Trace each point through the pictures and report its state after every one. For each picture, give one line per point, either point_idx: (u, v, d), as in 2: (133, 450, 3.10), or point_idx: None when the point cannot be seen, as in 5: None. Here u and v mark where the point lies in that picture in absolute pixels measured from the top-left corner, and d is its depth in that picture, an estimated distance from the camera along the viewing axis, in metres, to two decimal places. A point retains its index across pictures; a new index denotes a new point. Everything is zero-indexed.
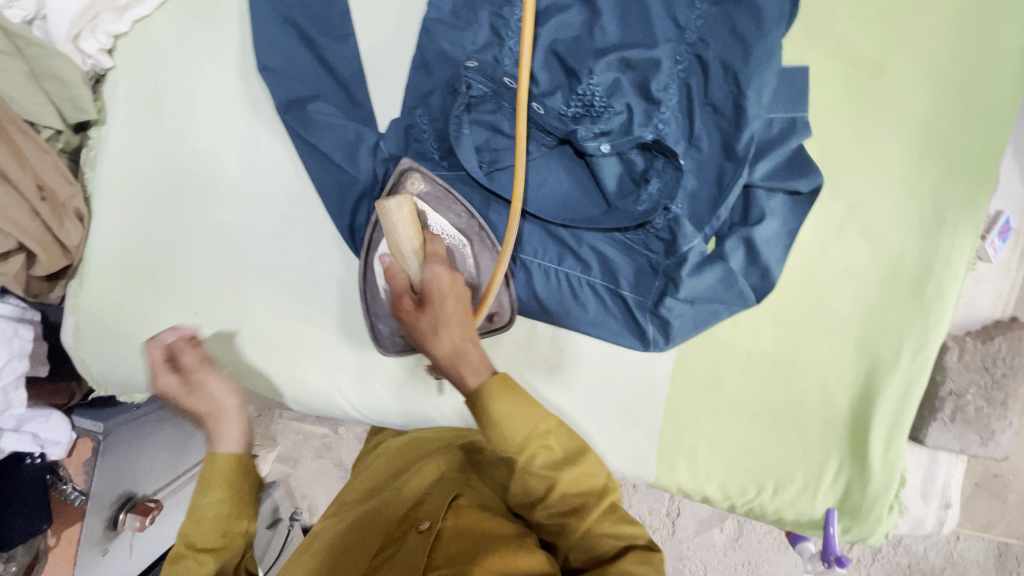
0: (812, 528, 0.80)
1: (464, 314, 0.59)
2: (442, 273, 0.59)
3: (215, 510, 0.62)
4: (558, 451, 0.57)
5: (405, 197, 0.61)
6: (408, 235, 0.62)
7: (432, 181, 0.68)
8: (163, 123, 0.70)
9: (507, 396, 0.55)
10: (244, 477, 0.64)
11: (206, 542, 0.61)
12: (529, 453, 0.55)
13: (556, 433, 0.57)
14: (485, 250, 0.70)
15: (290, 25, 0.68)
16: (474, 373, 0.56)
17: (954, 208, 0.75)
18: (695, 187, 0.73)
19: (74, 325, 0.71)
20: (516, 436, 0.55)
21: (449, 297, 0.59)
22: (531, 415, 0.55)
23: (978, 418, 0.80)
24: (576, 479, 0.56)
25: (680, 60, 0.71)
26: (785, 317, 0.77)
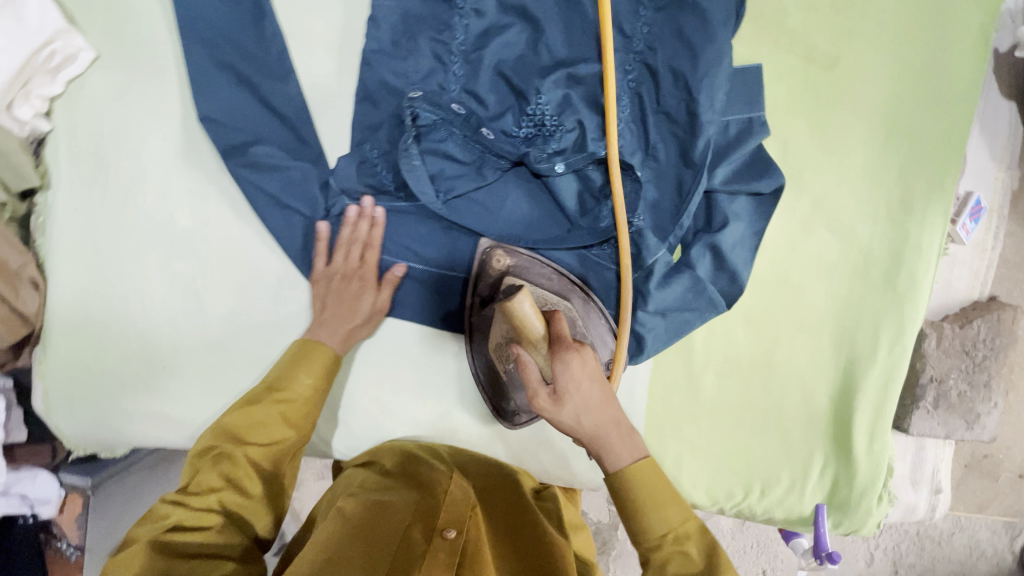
0: (802, 525, 0.79)
1: (602, 390, 0.56)
2: (572, 358, 0.56)
3: (302, 390, 0.65)
4: (696, 562, 0.55)
5: (526, 290, 0.58)
6: (533, 319, 0.58)
7: (517, 254, 0.71)
8: (109, 181, 0.68)
9: (654, 485, 0.56)
10: (331, 374, 0.67)
11: (293, 415, 0.65)
12: (664, 557, 0.56)
13: (696, 542, 0.57)
14: (590, 309, 0.72)
15: (225, 69, 0.66)
16: (619, 457, 0.56)
17: (922, 194, 0.73)
18: (656, 197, 0.72)
19: (43, 391, 0.71)
20: (658, 529, 0.56)
21: (583, 379, 0.55)
22: (674, 514, 0.57)
23: (961, 402, 0.80)
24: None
25: (630, 70, 0.69)
26: (758, 320, 0.76)
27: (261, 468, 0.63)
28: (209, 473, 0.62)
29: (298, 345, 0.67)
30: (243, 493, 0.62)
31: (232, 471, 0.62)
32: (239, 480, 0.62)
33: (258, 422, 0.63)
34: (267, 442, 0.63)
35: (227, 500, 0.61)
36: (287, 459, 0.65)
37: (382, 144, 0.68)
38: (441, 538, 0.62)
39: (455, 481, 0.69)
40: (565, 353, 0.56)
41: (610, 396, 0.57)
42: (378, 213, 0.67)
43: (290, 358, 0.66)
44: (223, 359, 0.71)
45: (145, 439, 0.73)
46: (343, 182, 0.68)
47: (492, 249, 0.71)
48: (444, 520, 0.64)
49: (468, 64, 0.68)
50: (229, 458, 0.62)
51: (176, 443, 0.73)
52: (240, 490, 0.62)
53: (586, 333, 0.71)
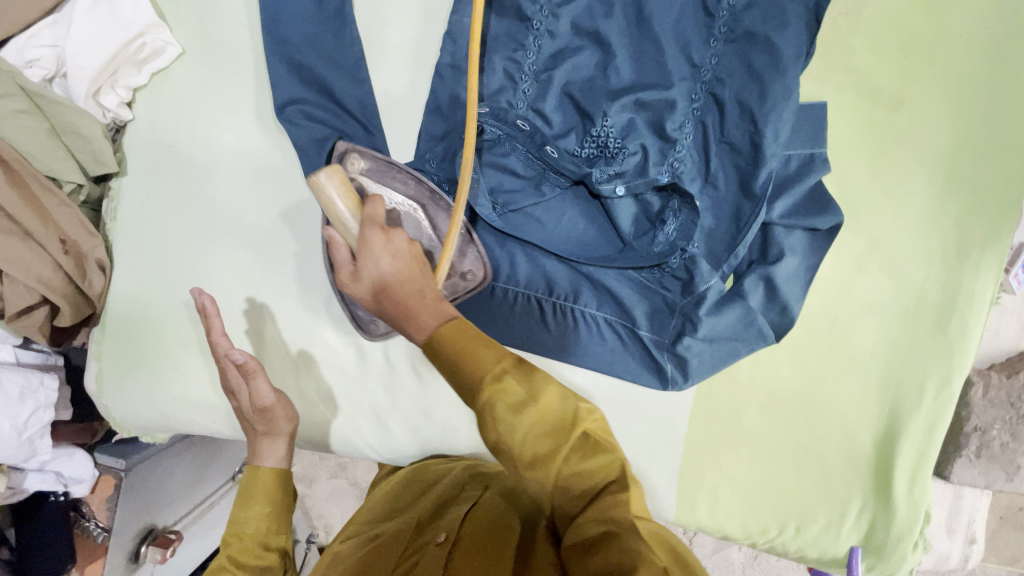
0: (835, 565, 0.78)
1: (400, 263, 0.52)
2: (373, 234, 0.52)
3: (256, 522, 0.64)
4: (518, 391, 0.45)
5: (326, 169, 0.58)
6: (344, 208, 0.58)
7: (371, 156, 0.67)
8: (183, 172, 0.70)
9: (461, 344, 0.47)
10: (281, 491, 0.67)
11: (248, 556, 0.62)
12: (483, 405, 0.45)
13: (514, 369, 0.46)
14: (441, 211, 0.67)
15: (301, 70, 0.68)
16: (423, 325, 0.50)
17: (979, 241, 0.73)
18: (711, 225, 0.73)
19: (97, 373, 0.73)
20: (472, 369, 0.46)
21: (382, 253, 0.52)
22: (484, 355, 0.46)
23: (1004, 453, 0.79)
24: (541, 422, 0.45)
25: (696, 99, 0.70)
26: (805, 355, 0.76)
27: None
28: None
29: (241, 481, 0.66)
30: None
31: None
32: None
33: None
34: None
35: None
36: None
37: (441, 157, 0.69)
38: (433, 544, 0.58)
39: (460, 498, 0.67)
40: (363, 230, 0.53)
41: (414, 268, 0.52)
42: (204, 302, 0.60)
43: (240, 498, 0.66)
44: (273, 351, 0.73)
45: (192, 425, 0.74)
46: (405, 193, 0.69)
47: (348, 150, 0.68)
48: (437, 532, 0.60)
49: (538, 84, 0.70)
50: None
51: (221, 432, 0.75)
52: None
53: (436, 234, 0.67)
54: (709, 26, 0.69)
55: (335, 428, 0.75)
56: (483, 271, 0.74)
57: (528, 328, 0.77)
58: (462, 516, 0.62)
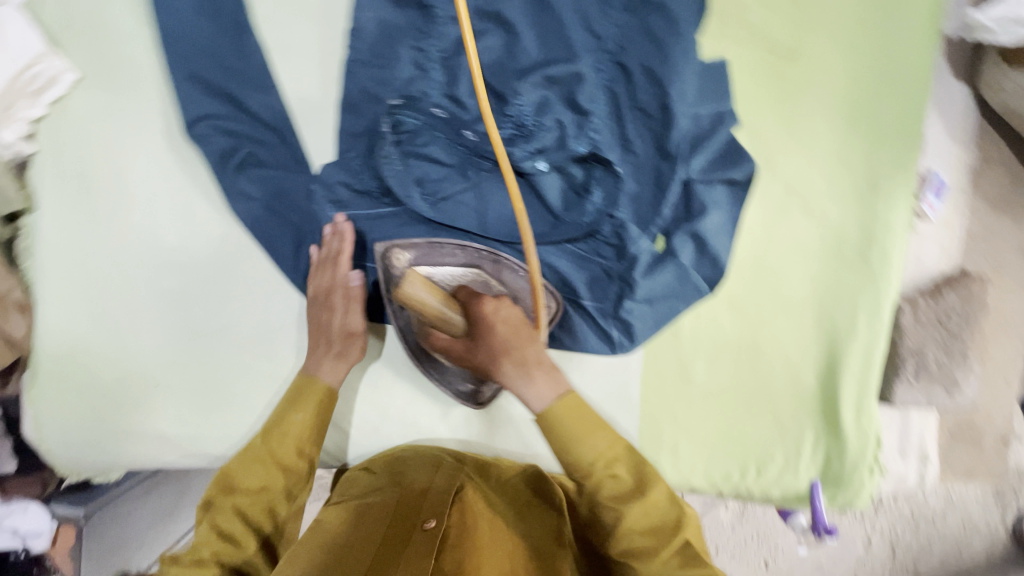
0: (800, 502, 0.81)
1: (514, 331, 0.65)
2: (486, 304, 0.65)
3: (295, 430, 0.66)
4: (626, 480, 0.63)
5: (414, 270, 0.63)
6: (440, 302, 0.64)
7: (411, 244, 0.70)
8: (98, 201, 0.69)
9: (579, 418, 0.63)
10: (325, 413, 0.67)
11: (285, 457, 0.65)
12: (596, 483, 0.62)
13: (624, 463, 0.64)
14: (502, 266, 0.71)
15: (206, 84, 0.67)
16: (540, 392, 0.64)
17: (887, 174, 0.77)
18: (636, 189, 0.74)
19: (34, 418, 0.71)
20: (587, 457, 0.63)
21: (495, 322, 0.64)
22: (599, 443, 0.63)
23: (941, 372, 0.82)
24: (645, 511, 0.62)
25: (603, 69, 0.72)
26: (742, 303, 0.78)
27: (255, 517, 0.64)
28: (203, 525, 0.64)
29: (294, 385, 0.68)
30: (236, 544, 0.63)
31: (223, 522, 0.64)
32: (233, 532, 0.63)
33: (249, 467, 0.65)
34: (257, 487, 0.65)
35: (223, 555, 0.63)
36: (282, 504, 0.66)
37: (364, 154, 0.70)
38: (421, 531, 0.57)
39: (439, 479, 0.67)
40: (472, 309, 0.65)
41: (530, 336, 0.65)
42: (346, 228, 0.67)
43: (289, 398, 0.67)
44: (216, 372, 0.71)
45: (141, 459, 0.72)
46: (331, 194, 0.70)
47: (388, 249, 0.70)
48: (423, 517, 0.60)
49: (446, 70, 0.69)
50: (220, 509, 0.64)
51: (173, 462, 0.72)
52: (235, 542, 0.63)
53: (509, 289, 0.71)
54: None
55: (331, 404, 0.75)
56: (555, 301, 0.76)
57: None
58: (447, 501, 0.62)
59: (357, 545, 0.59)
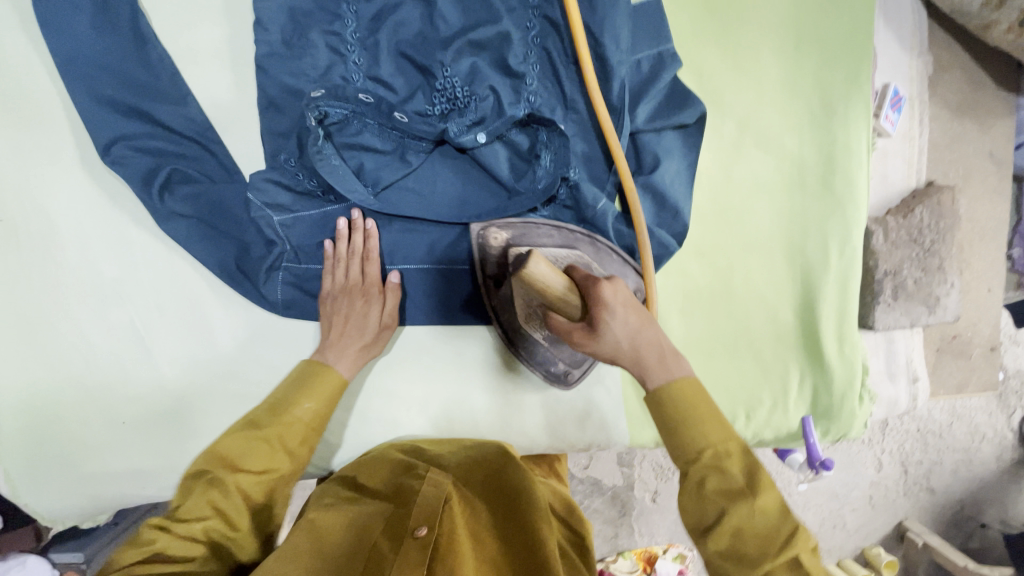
0: (792, 439, 0.81)
1: (639, 314, 0.55)
2: (606, 286, 0.54)
3: (303, 417, 0.62)
4: (734, 481, 0.51)
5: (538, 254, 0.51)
6: (561, 285, 0.53)
7: (509, 224, 0.68)
8: (24, 243, 0.66)
9: (699, 402, 0.54)
10: (335, 400, 0.64)
11: (292, 441, 0.61)
12: (699, 475, 0.52)
13: (736, 460, 0.53)
14: (598, 250, 0.70)
15: (113, 104, 0.63)
16: (668, 373, 0.55)
17: (841, 94, 0.74)
18: (585, 148, 0.71)
19: (4, 474, 0.69)
20: (709, 437, 0.53)
21: (619, 305, 0.54)
22: (715, 433, 0.53)
23: (920, 289, 0.81)
24: (754, 517, 0.50)
25: (532, 27, 0.68)
26: (709, 249, 0.76)
27: (252, 498, 0.59)
28: (196, 501, 0.56)
29: (304, 366, 0.65)
30: (230, 525, 0.57)
31: (221, 501, 0.57)
32: (228, 511, 0.57)
33: (253, 446, 0.59)
34: (261, 470, 0.59)
35: (212, 530, 0.56)
36: (279, 489, 0.61)
37: (296, 152, 0.66)
38: (413, 539, 0.58)
39: (428, 480, 0.65)
40: (594, 289, 0.54)
41: (650, 321, 0.56)
42: (370, 224, 0.66)
43: (297, 381, 0.64)
44: (182, 399, 0.69)
45: (122, 497, 0.71)
46: (265, 197, 0.66)
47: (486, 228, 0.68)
48: (413, 522, 0.60)
49: (367, 51, 0.66)
50: (220, 486, 0.57)
51: (155, 495, 0.72)
52: (227, 521, 0.57)
53: (608, 273, 0.69)
54: None
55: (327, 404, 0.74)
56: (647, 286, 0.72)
57: (442, 299, 0.73)
58: (439, 504, 0.62)
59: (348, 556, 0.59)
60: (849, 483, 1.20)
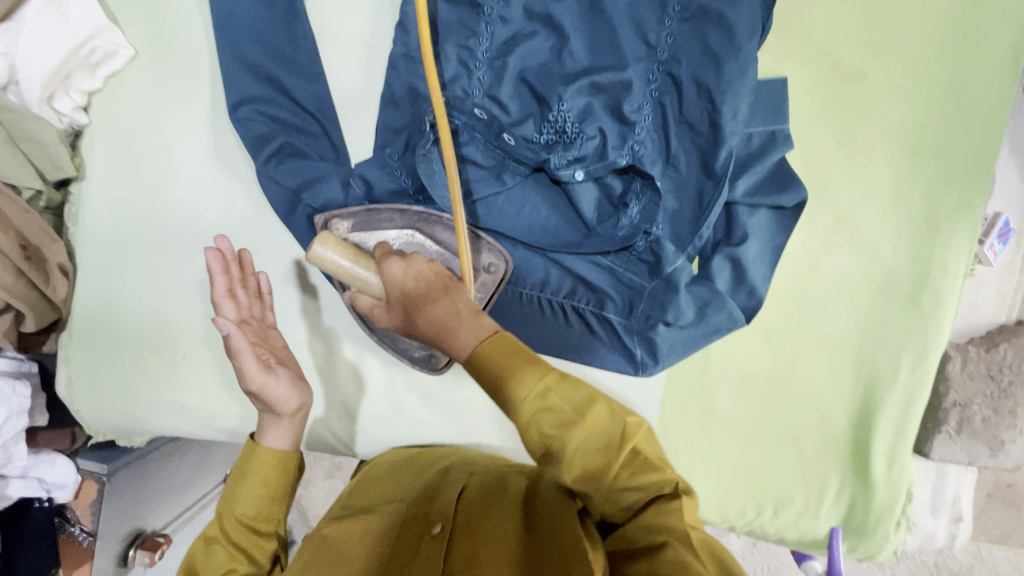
0: (816, 547, 0.78)
1: (428, 283, 0.56)
2: (392, 263, 0.57)
3: (250, 500, 0.61)
4: (565, 411, 0.50)
5: (318, 235, 0.60)
6: (352, 263, 0.59)
7: (348, 211, 0.67)
8: (143, 176, 0.71)
9: (502, 355, 0.52)
10: (283, 473, 0.63)
11: (244, 534, 0.61)
12: (532, 422, 0.50)
13: (559, 388, 0.51)
14: (439, 226, 0.67)
15: (252, 68, 0.68)
16: (462, 342, 0.53)
17: (949, 212, 0.72)
18: (675, 207, 0.72)
19: (67, 378, 0.74)
20: (520, 394, 0.50)
21: (406, 279, 0.56)
22: (529, 379, 0.51)
23: (986, 429, 0.77)
24: (590, 435, 0.51)
25: (653, 79, 0.69)
26: (776, 335, 0.75)
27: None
28: None
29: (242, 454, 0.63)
30: None
31: None
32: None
33: (211, 551, 0.59)
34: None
35: None
36: None
37: (402, 149, 0.69)
38: (429, 537, 0.57)
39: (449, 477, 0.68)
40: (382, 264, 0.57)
41: (444, 288, 0.55)
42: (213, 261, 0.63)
43: (238, 471, 0.63)
44: None
45: (164, 427, 0.75)
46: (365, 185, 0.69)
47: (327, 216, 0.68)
48: (430, 519, 0.60)
49: (492, 71, 0.68)
50: None
51: (194, 432, 0.76)
52: None
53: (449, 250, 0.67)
54: (662, 5, 0.68)
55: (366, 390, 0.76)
56: (505, 264, 0.71)
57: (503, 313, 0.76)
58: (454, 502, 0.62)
59: (369, 542, 0.60)
60: None
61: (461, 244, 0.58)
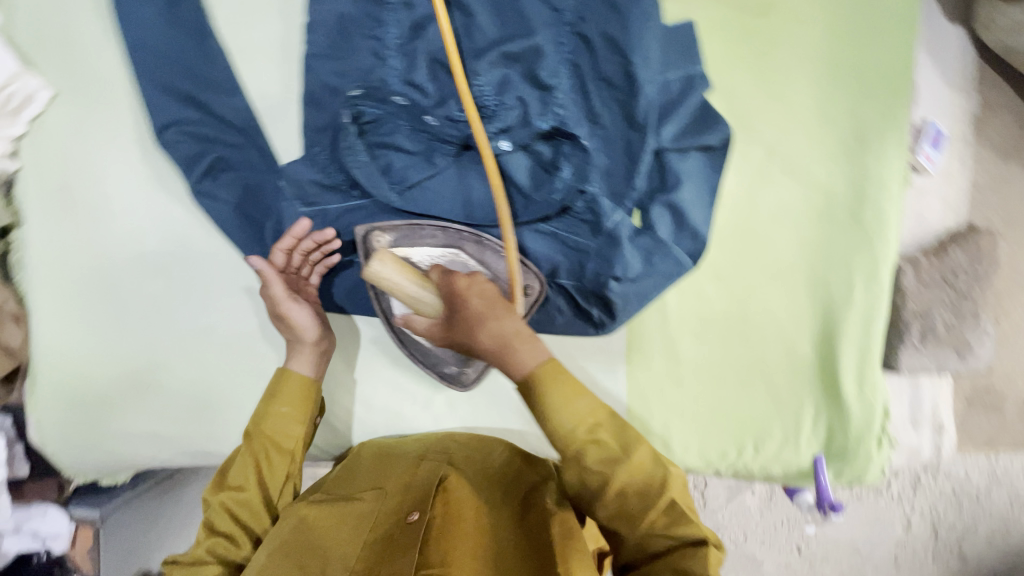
0: (803, 479, 0.78)
1: (492, 302, 0.60)
2: (460, 279, 0.61)
3: (277, 424, 0.66)
4: (611, 448, 0.59)
5: (380, 253, 0.61)
6: (408, 281, 0.61)
7: (394, 228, 0.69)
8: (82, 214, 0.72)
9: (559, 384, 0.60)
10: (311, 398, 0.68)
11: (273, 450, 0.66)
12: (578, 450, 0.59)
13: (607, 427, 0.60)
14: (482, 248, 0.70)
15: (169, 90, 0.69)
16: (522, 360, 0.60)
17: (875, 127, 0.73)
18: (607, 163, 0.72)
19: (37, 424, 0.74)
20: (570, 425, 0.59)
21: (471, 295, 0.60)
22: (580, 410, 0.60)
23: (950, 334, 0.77)
24: (635, 474, 0.59)
25: (564, 42, 0.70)
26: (727, 274, 0.75)
27: (247, 516, 0.64)
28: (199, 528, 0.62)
29: (271, 381, 0.68)
30: (235, 544, 0.62)
31: (218, 521, 0.62)
32: (229, 530, 0.62)
33: (239, 465, 0.65)
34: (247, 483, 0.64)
35: (216, 549, 0.61)
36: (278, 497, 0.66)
37: (329, 147, 0.70)
38: (405, 524, 0.57)
39: (423, 466, 0.67)
40: (449, 282, 0.61)
41: (507, 308, 0.61)
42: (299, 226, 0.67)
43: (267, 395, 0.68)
44: (206, 371, 0.73)
45: (140, 458, 0.75)
46: (298, 188, 0.70)
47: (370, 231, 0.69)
48: (406, 508, 0.60)
49: (404, 56, 0.69)
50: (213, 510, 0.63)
51: (169, 459, 0.75)
52: (231, 540, 0.62)
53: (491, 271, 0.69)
54: None
55: (336, 391, 0.77)
56: (539, 283, 0.72)
57: None
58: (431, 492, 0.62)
59: (344, 537, 0.59)
60: (874, 540, 1.17)
61: (511, 260, 0.63)
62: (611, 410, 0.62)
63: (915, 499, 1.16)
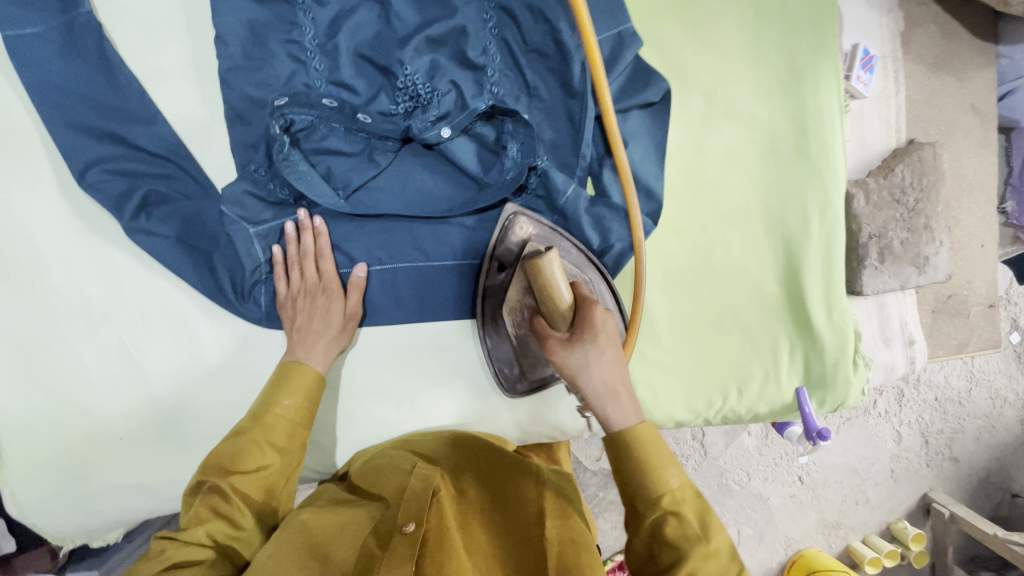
0: (789, 412, 0.80)
1: (616, 350, 0.58)
2: (598, 309, 0.58)
3: (285, 413, 0.63)
4: (691, 526, 0.52)
5: (556, 249, 0.58)
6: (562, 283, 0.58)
7: (540, 223, 0.69)
8: (10, 272, 0.67)
9: (657, 447, 0.55)
10: (314, 396, 0.65)
11: (279, 438, 0.62)
12: (655, 516, 0.53)
13: (691, 505, 0.54)
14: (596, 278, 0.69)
15: (82, 128, 0.65)
16: (626, 416, 0.56)
17: (808, 58, 0.73)
18: (553, 135, 0.71)
19: (11, 496, 0.71)
20: (653, 488, 0.54)
21: (601, 333, 0.57)
22: (669, 478, 0.54)
23: (907, 250, 0.79)
24: (709, 561, 0.51)
25: (488, 18, 0.68)
26: (687, 226, 0.76)
27: (253, 497, 0.60)
28: (199, 507, 0.57)
29: (279, 368, 0.66)
30: (235, 526, 0.58)
31: (221, 503, 0.58)
32: (229, 511, 0.58)
33: (249, 449, 0.60)
34: (257, 468, 0.60)
35: (216, 533, 0.57)
36: (279, 486, 0.62)
37: (265, 162, 0.67)
38: (401, 534, 0.57)
39: (415, 474, 0.65)
40: (588, 306, 0.58)
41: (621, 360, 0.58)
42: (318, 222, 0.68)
43: (273, 383, 0.65)
44: (179, 412, 0.71)
45: (127, 511, 0.73)
46: (238, 211, 0.67)
47: (518, 214, 0.69)
48: (402, 517, 0.59)
49: (326, 56, 0.67)
50: (219, 491, 0.58)
51: (159, 506, 0.74)
52: (231, 522, 0.58)
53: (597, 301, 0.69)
54: None
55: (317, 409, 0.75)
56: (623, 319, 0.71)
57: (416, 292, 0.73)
58: (427, 497, 0.61)
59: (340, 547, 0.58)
60: (869, 458, 1.22)
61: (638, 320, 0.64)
62: (698, 488, 0.55)
63: (900, 411, 1.22)
